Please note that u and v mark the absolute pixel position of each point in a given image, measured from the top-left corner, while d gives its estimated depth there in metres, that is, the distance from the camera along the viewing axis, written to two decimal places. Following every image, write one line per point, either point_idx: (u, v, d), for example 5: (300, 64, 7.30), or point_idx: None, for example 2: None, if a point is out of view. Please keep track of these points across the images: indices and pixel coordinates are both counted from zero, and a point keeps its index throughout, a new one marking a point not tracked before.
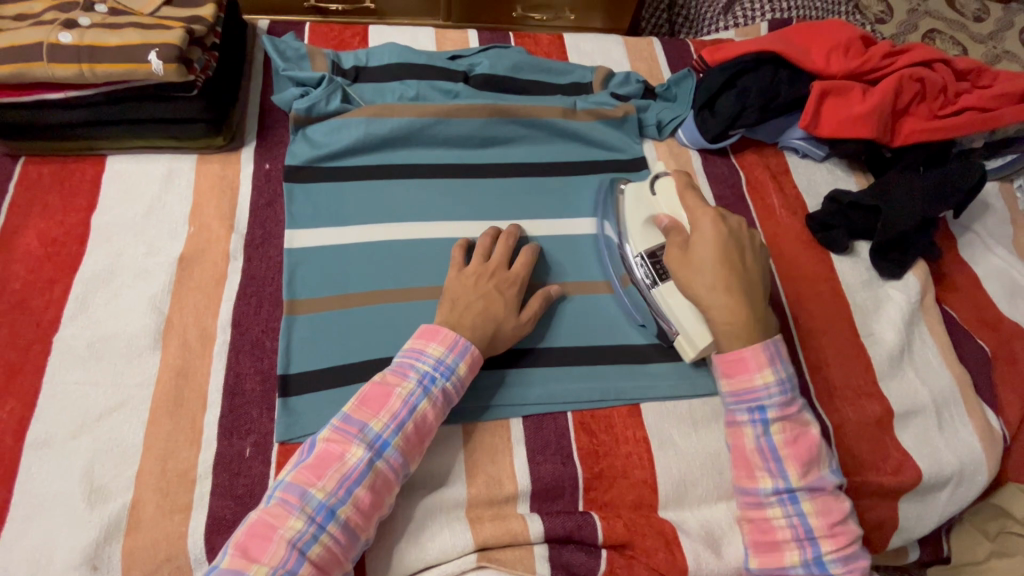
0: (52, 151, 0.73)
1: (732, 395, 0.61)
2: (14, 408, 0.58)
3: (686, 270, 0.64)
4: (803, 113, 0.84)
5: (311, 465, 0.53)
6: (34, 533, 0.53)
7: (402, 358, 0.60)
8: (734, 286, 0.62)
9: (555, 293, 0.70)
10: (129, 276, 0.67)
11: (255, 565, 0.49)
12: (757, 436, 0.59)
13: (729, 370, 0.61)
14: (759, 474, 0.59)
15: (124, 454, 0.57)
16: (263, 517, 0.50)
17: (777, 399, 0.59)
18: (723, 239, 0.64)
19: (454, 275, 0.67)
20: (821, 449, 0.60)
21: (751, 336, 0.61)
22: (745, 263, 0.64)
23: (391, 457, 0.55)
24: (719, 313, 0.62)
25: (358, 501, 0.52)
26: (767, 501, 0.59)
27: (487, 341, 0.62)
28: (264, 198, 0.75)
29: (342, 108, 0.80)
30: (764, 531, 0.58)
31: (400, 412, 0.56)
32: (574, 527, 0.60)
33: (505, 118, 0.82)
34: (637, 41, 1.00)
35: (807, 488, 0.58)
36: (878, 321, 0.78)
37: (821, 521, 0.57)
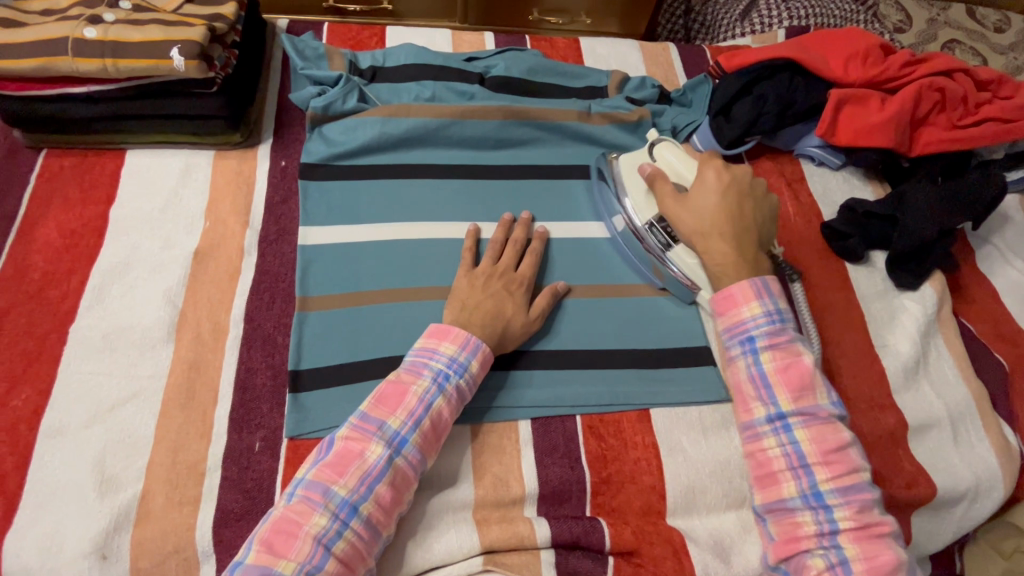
0: (74, 144, 0.74)
1: (726, 331, 0.65)
2: (30, 396, 0.59)
3: (680, 216, 0.71)
4: (820, 121, 0.83)
5: (331, 463, 0.53)
6: (45, 520, 0.54)
7: (415, 357, 0.60)
8: (725, 233, 0.68)
9: (561, 289, 0.71)
10: (145, 268, 0.67)
11: (282, 562, 0.48)
12: (748, 365, 0.62)
13: (721, 308, 0.65)
14: (753, 405, 0.61)
15: (136, 444, 0.58)
16: (286, 514, 0.50)
17: (765, 329, 0.62)
18: (722, 189, 0.70)
19: (464, 276, 0.67)
20: (816, 376, 0.60)
21: (738, 274, 0.66)
22: (743, 214, 0.69)
23: (411, 454, 0.55)
24: (713, 255, 0.68)
25: (380, 497, 0.53)
26: (762, 432, 0.60)
27: (497, 338, 0.63)
28: (279, 195, 0.75)
29: (358, 108, 0.80)
30: (760, 464, 0.59)
31: (417, 409, 0.56)
32: (580, 532, 0.60)
33: (521, 120, 0.83)
34: (653, 46, 1.00)
35: (798, 413, 0.59)
36: (892, 333, 0.77)
37: (814, 447, 0.58)
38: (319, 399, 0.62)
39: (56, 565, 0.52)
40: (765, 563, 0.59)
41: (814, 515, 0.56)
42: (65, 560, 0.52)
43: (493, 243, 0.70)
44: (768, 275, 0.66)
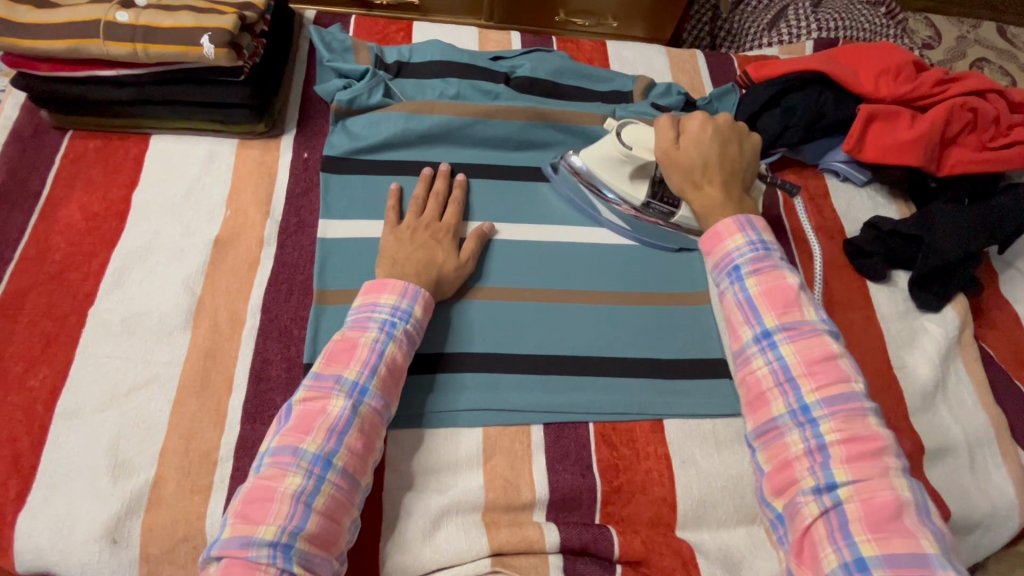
0: (100, 126, 0.74)
1: (714, 266, 0.65)
2: (47, 376, 0.59)
3: (672, 163, 0.71)
4: (847, 136, 0.82)
5: (294, 426, 0.53)
6: (58, 501, 0.54)
7: (358, 313, 0.61)
8: (715, 176, 0.70)
9: (487, 230, 0.74)
10: (166, 255, 0.68)
11: (261, 528, 0.48)
12: (735, 293, 0.62)
13: (708, 246, 0.66)
14: (741, 328, 0.61)
15: (150, 430, 0.58)
16: (258, 482, 0.50)
17: (749, 256, 0.62)
18: (709, 138, 0.71)
19: (389, 232, 0.69)
20: (800, 295, 0.60)
21: (725, 214, 0.67)
22: (729, 158, 0.71)
23: (373, 400, 0.56)
24: (700, 198, 0.70)
25: (351, 447, 0.53)
26: (750, 354, 0.60)
27: (433, 286, 0.65)
28: (300, 186, 0.75)
29: (383, 103, 0.80)
30: (752, 388, 0.59)
31: (370, 358, 0.57)
32: (590, 539, 0.59)
33: (544, 122, 0.82)
34: (680, 52, 0.99)
35: (784, 330, 0.58)
36: (912, 353, 0.76)
37: (798, 360, 0.57)
38: None
39: (68, 547, 0.52)
40: (762, 498, 0.57)
41: (802, 433, 0.55)
42: (76, 542, 0.52)
43: (414, 197, 0.72)
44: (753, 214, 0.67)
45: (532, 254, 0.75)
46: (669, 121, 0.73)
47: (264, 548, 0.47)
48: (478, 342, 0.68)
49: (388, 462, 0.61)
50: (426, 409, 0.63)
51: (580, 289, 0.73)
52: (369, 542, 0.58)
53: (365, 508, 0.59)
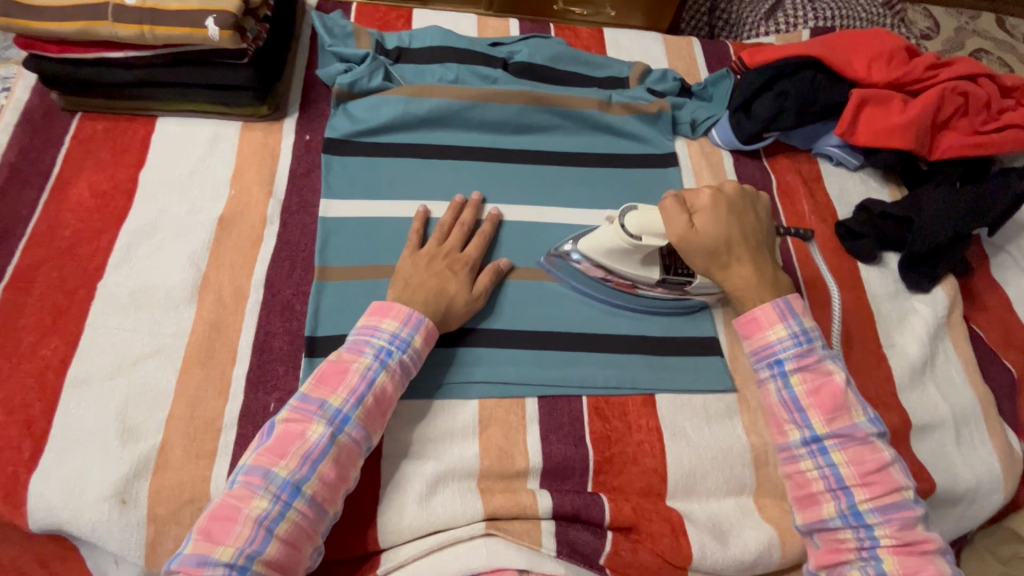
0: (109, 108, 0.76)
1: (754, 354, 0.65)
2: (58, 346, 0.61)
3: (694, 246, 0.67)
4: (839, 121, 0.83)
5: (271, 446, 0.54)
6: (69, 464, 0.56)
7: (358, 334, 0.61)
8: (740, 254, 0.68)
9: (505, 267, 0.71)
10: (172, 231, 0.70)
11: (219, 548, 0.49)
12: (779, 389, 0.63)
13: (746, 330, 0.66)
14: (787, 427, 0.62)
15: (157, 398, 0.60)
16: (225, 500, 0.51)
17: (792, 351, 0.63)
18: (724, 215, 0.68)
19: (408, 256, 0.68)
20: (847, 395, 0.61)
21: (762, 295, 0.66)
22: (750, 232, 0.69)
23: (353, 431, 0.56)
24: (733, 281, 0.68)
25: (323, 476, 0.53)
26: (799, 454, 0.61)
27: (439, 318, 0.64)
28: (302, 167, 0.77)
29: (382, 86, 0.82)
30: (799, 485, 0.61)
31: (358, 387, 0.57)
32: (581, 506, 0.61)
33: (541, 106, 0.84)
34: (677, 40, 1.00)
35: (834, 436, 0.60)
36: (901, 333, 0.78)
37: (851, 470, 0.59)
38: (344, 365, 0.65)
39: (78, 507, 0.54)
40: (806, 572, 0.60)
41: (856, 533, 0.57)
42: (86, 503, 0.54)
43: (440, 224, 0.71)
44: (791, 294, 0.67)
45: (528, 233, 0.76)
46: (677, 201, 0.67)
47: (219, 568, 0.48)
48: (476, 319, 0.69)
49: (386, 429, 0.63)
50: (423, 381, 0.65)
51: None
52: (369, 503, 0.60)
53: (364, 472, 0.61)
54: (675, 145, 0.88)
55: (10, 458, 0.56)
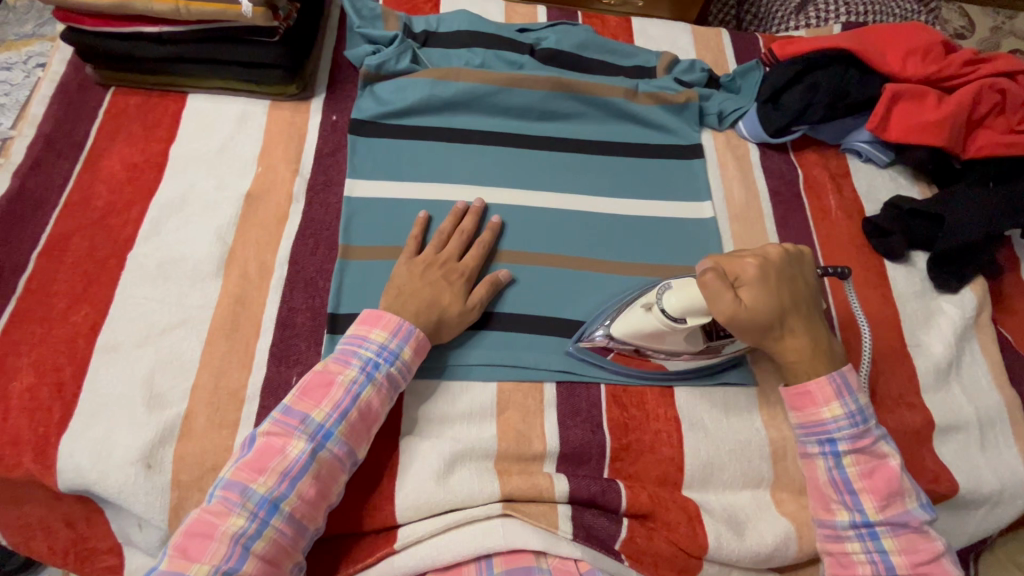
0: (142, 84, 0.77)
1: (801, 428, 0.62)
2: (89, 313, 0.62)
3: (743, 325, 0.60)
4: (871, 115, 0.82)
5: (250, 461, 0.54)
6: (97, 428, 0.57)
7: (345, 344, 0.60)
8: (793, 325, 0.62)
9: (503, 278, 0.69)
10: (200, 206, 0.71)
11: (195, 565, 0.50)
12: (830, 469, 0.60)
13: (795, 404, 0.62)
14: (835, 506, 0.60)
15: (183, 367, 0.61)
16: (201, 516, 0.51)
17: (847, 432, 0.59)
18: (774, 287, 0.61)
19: (404, 262, 0.66)
20: (903, 482, 0.58)
21: (820, 369, 0.61)
22: (803, 300, 0.63)
23: (336, 446, 0.56)
24: (785, 354, 0.62)
25: (303, 493, 0.54)
26: (846, 535, 0.59)
27: (431, 330, 0.62)
28: (328, 147, 0.78)
29: (409, 69, 0.82)
30: (843, 565, 0.58)
31: (343, 401, 0.57)
32: (598, 491, 0.61)
33: (566, 93, 0.83)
34: (705, 30, 0.99)
35: (887, 523, 0.58)
36: (927, 333, 0.76)
37: (904, 558, 0.56)
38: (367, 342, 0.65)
39: (105, 469, 0.55)
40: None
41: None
42: (112, 466, 0.55)
43: (439, 231, 0.69)
44: (845, 363, 0.63)
45: (551, 220, 0.76)
46: (718, 278, 0.59)
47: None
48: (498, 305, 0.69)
49: (405, 408, 0.63)
50: (442, 363, 0.65)
51: (595, 256, 0.74)
52: (386, 479, 0.60)
53: (383, 450, 0.61)
54: (701, 136, 0.87)
55: (41, 420, 0.57)
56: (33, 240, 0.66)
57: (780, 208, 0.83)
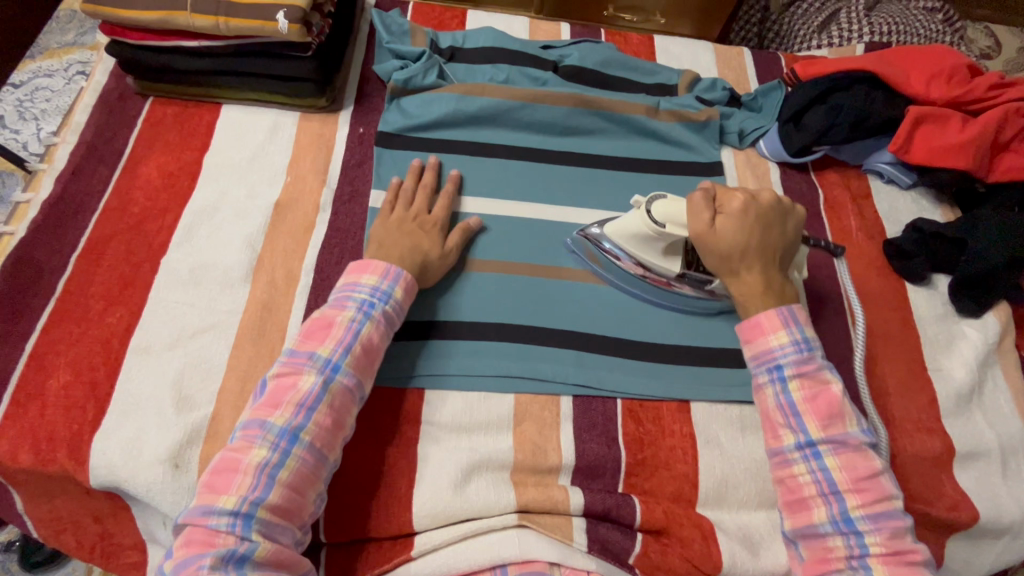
0: (179, 94, 0.80)
1: (751, 358, 0.62)
2: (123, 315, 0.65)
3: (708, 247, 0.65)
4: (893, 137, 0.82)
5: (266, 401, 0.56)
6: (128, 427, 0.59)
7: (340, 291, 0.63)
8: (755, 260, 0.65)
9: (474, 223, 0.73)
10: (231, 213, 0.73)
11: (223, 497, 0.51)
12: (775, 394, 0.60)
13: (745, 335, 0.63)
14: (782, 431, 0.59)
15: (211, 370, 0.63)
16: (226, 453, 0.53)
17: (792, 357, 0.60)
18: (748, 221, 0.65)
19: (380, 220, 0.69)
20: (844, 404, 0.58)
21: (766, 303, 0.63)
22: (771, 243, 0.66)
23: (345, 378, 0.58)
24: (739, 286, 0.65)
25: (320, 422, 0.56)
26: (792, 458, 0.58)
27: (416, 271, 0.66)
28: (355, 158, 0.80)
29: (436, 84, 0.84)
30: (791, 490, 0.58)
31: (345, 337, 0.59)
32: (613, 506, 0.61)
33: (589, 109, 0.85)
34: (727, 49, 1.00)
35: (829, 442, 0.57)
36: (948, 357, 0.76)
37: (844, 475, 0.55)
38: (389, 350, 0.67)
39: (135, 467, 0.57)
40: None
41: (845, 540, 0.54)
42: (142, 464, 0.57)
43: (405, 187, 0.72)
44: (793, 303, 0.64)
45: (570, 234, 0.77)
46: (706, 197, 0.66)
47: (224, 517, 0.50)
48: (516, 317, 0.70)
49: (423, 417, 0.64)
50: (460, 373, 0.66)
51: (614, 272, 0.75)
52: (404, 487, 0.61)
53: (400, 458, 0.62)
54: (722, 154, 0.88)
55: (76, 417, 0.59)
56: (73, 243, 0.69)
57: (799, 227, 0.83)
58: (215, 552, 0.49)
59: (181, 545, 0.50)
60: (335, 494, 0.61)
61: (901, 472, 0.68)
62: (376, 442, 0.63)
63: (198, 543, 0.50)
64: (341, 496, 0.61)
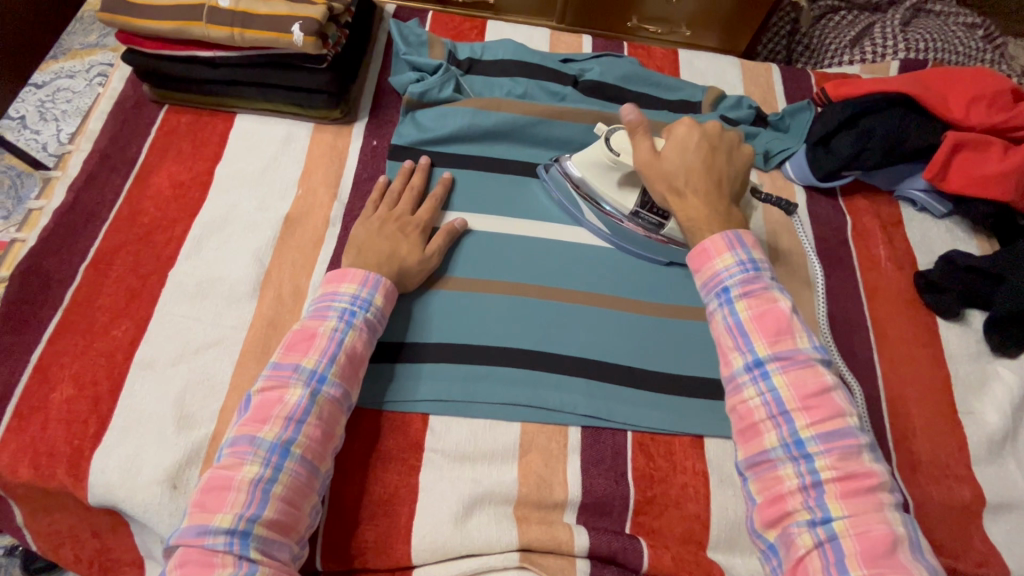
0: (194, 102, 0.80)
1: (701, 286, 0.61)
2: (128, 328, 0.64)
3: (652, 172, 0.66)
4: (929, 164, 0.78)
5: (253, 416, 0.55)
6: (127, 444, 0.58)
7: (319, 303, 0.63)
8: (698, 184, 0.64)
9: (459, 226, 0.73)
10: (240, 226, 0.72)
11: (217, 516, 0.50)
12: (724, 316, 0.57)
13: (693, 261, 0.61)
14: (731, 354, 0.56)
15: (213, 388, 0.62)
16: (216, 473, 0.52)
17: (738, 277, 0.58)
18: (689, 145, 0.66)
19: (361, 222, 0.70)
20: (793, 320, 0.55)
21: (712, 229, 0.62)
22: (718, 168, 0.66)
23: (332, 388, 0.58)
24: (685, 212, 0.64)
25: (311, 434, 0.55)
26: (742, 382, 0.55)
27: (395, 277, 0.66)
28: (367, 172, 0.78)
29: (452, 97, 0.82)
30: (742, 417, 0.55)
31: (329, 347, 0.59)
32: (619, 548, 0.59)
33: (608, 127, 0.82)
34: (755, 65, 0.97)
35: (777, 359, 0.54)
36: (981, 400, 0.72)
37: (792, 392, 0.52)
38: (394, 372, 0.66)
39: (133, 486, 0.56)
40: (752, 529, 0.53)
41: (796, 467, 0.51)
42: (140, 483, 0.56)
43: (390, 191, 0.73)
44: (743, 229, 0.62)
45: (584, 258, 0.75)
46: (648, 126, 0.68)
47: (220, 535, 0.49)
48: (528, 341, 0.68)
49: (426, 443, 0.63)
50: (466, 399, 0.64)
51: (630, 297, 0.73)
52: (404, 518, 0.59)
53: (402, 487, 0.61)
54: None
55: (77, 432, 0.59)
56: (82, 253, 0.68)
57: (824, 255, 0.80)
58: (213, 573, 0.47)
59: (175, 566, 0.49)
60: (333, 522, 0.59)
61: (926, 521, 0.65)
62: (377, 468, 0.61)
63: (195, 564, 0.48)
64: (339, 522, 0.59)
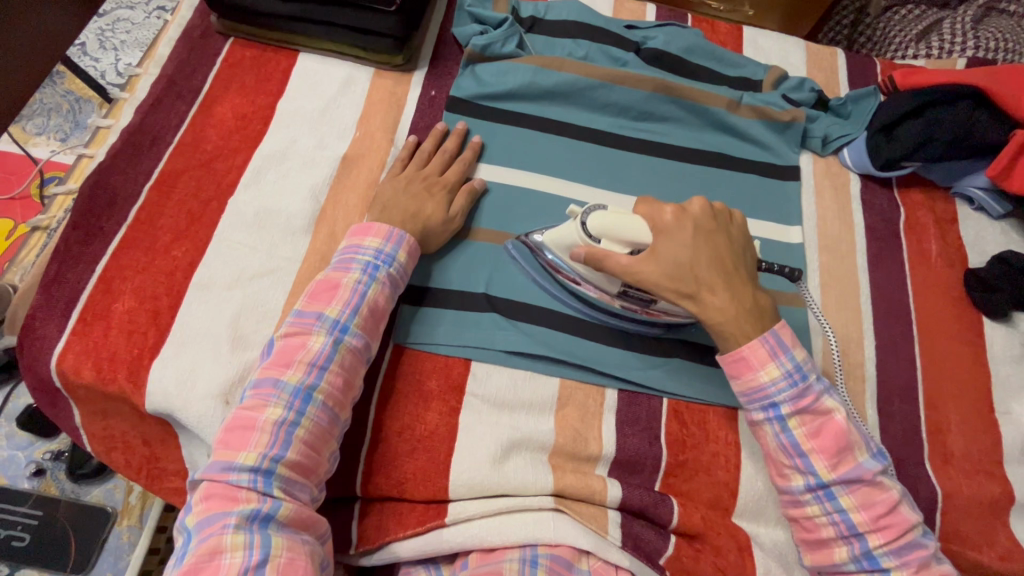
0: (258, 37, 0.80)
1: (743, 395, 0.58)
2: (188, 250, 0.66)
3: (657, 277, 0.59)
4: (994, 161, 0.76)
5: (276, 360, 0.57)
6: (184, 358, 0.60)
7: (343, 255, 0.63)
8: (711, 281, 0.59)
9: (479, 186, 0.72)
10: (299, 162, 0.73)
11: (242, 454, 0.52)
12: (776, 434, 0.57)
13: (732, 371, 0.58)
14: (789, 471, 0.57)
15: (267, 313, 0.64)
16: (240, 413, 0.54)
17: (787, 394, 0.56)
18: (687, 239, 0.60)
19: (388, 181, 0.70)
20: (850, 434, 0.56)
21: (747, 332, 0.58)
22: (724, 254, 0.60)
23: (354, 338, 0.59)
24: (710, 313, 0.59)
25: (332, 382, 0.57)
26: (803, 500, 0.56)
27: (418, 236, 0.66)
28: (424, 121, 0.79)
29: (514, 53, 0.82)
30: (797, 510, 0.57)
31: (352, 299, 0.60)
32: (650, 503, 0.61)
33: (668, 96, 0.81)
34: (820, 49, 0.94)
35: (841, 481, 0.55)
36: (1020, 401, 0.71)
37: (862, 514, 0.54)
38: (435, 316, 0.67)
39: (188, 399, 0.59)
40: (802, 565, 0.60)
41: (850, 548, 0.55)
42: (195, 396, 0.59)
43: (420, 152, 0.72)
44: (775, 322, 0.59)
45: None
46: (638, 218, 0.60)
47: (245, 473, 0.51)
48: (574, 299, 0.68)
49: (467, 388, 0.64)
50: (509, 350, 0.65)
51: None
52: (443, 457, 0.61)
53: (442, 429, 0.62)
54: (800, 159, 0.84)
55: (137, 342, 0.61)
56: (147, 173, 0.70)
57: (874, 246, 0.79)
58: (238, 506, 0.50)
59: (200, 499, 0.51)
60: (375, 453, 0.61)
61: (953, 511, 0.65)
62: (418, 404, 0.63)
63: (219, 499, 0.50)
64: (381, 453, 0.61)
